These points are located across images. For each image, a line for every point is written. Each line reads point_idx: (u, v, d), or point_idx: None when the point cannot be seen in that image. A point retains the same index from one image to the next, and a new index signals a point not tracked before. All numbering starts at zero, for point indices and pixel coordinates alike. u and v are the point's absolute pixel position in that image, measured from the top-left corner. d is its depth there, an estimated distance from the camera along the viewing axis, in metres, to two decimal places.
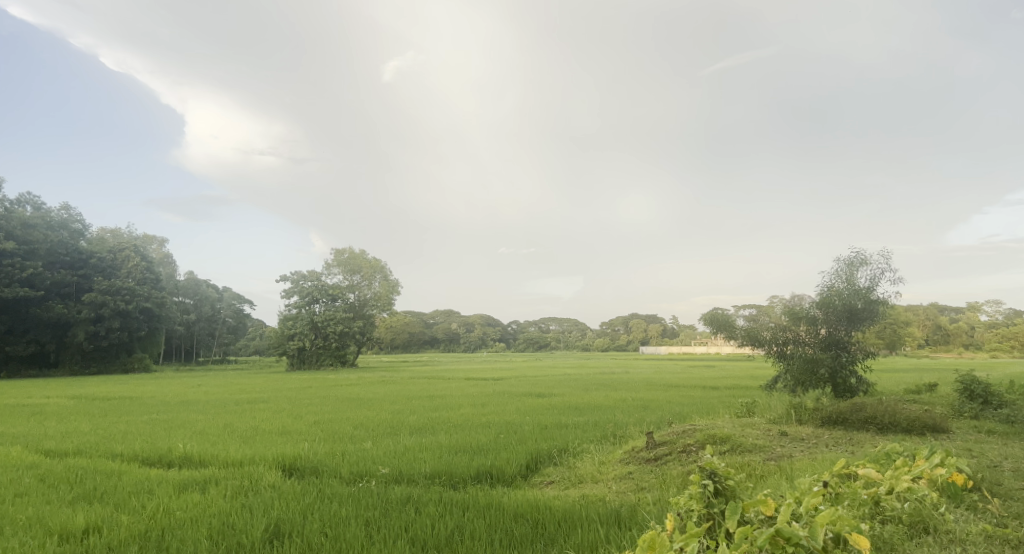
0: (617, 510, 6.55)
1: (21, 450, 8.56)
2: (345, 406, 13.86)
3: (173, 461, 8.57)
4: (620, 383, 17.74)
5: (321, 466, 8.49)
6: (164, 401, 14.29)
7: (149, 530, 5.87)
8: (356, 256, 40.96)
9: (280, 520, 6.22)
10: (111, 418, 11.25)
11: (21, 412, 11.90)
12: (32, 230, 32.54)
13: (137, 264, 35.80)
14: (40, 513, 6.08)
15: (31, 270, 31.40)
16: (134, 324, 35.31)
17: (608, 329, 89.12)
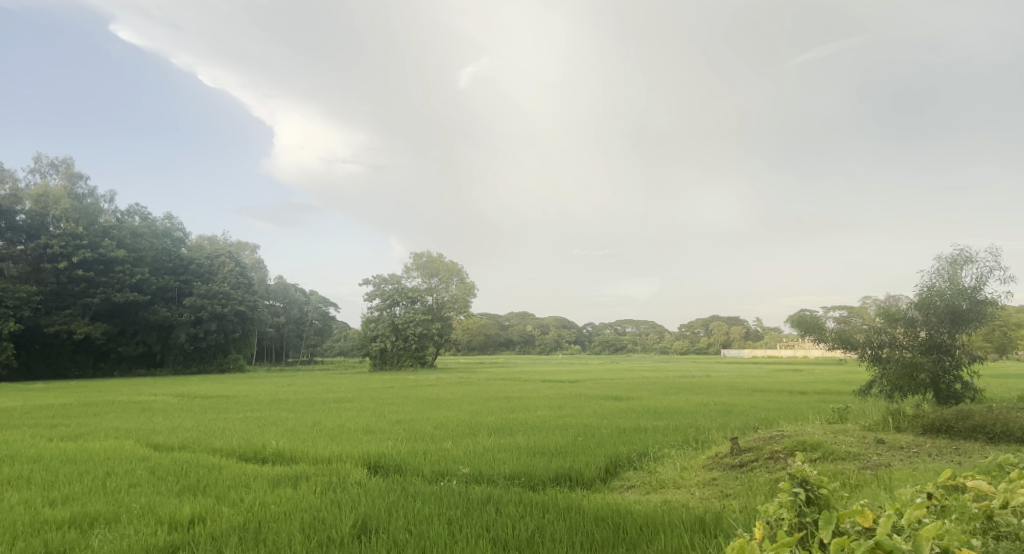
0: (701, 516, 6.42)
1: (134, 444, 9.25)
2: (426, 406, 14.18)
3: (267, 457, 9.02)
4: (701, 386, 17.37)
5: (404, 464, 8.74)
6: (258, 399, 15.01)
7: (247, 522, 6.20)
8: (434, 260, 41.88)
9: (367, 517, 6.43)
10: (210, 415, 11.93)
11: (132, 408, 12.80)
12: (140, 239, 35.53)
13: (231, 270, 37.70)
14: (152, 503, 6.53)
15: (139, 276, 33.82)
16: (230, 327, 37.14)
17: (687, 331, 87.32)
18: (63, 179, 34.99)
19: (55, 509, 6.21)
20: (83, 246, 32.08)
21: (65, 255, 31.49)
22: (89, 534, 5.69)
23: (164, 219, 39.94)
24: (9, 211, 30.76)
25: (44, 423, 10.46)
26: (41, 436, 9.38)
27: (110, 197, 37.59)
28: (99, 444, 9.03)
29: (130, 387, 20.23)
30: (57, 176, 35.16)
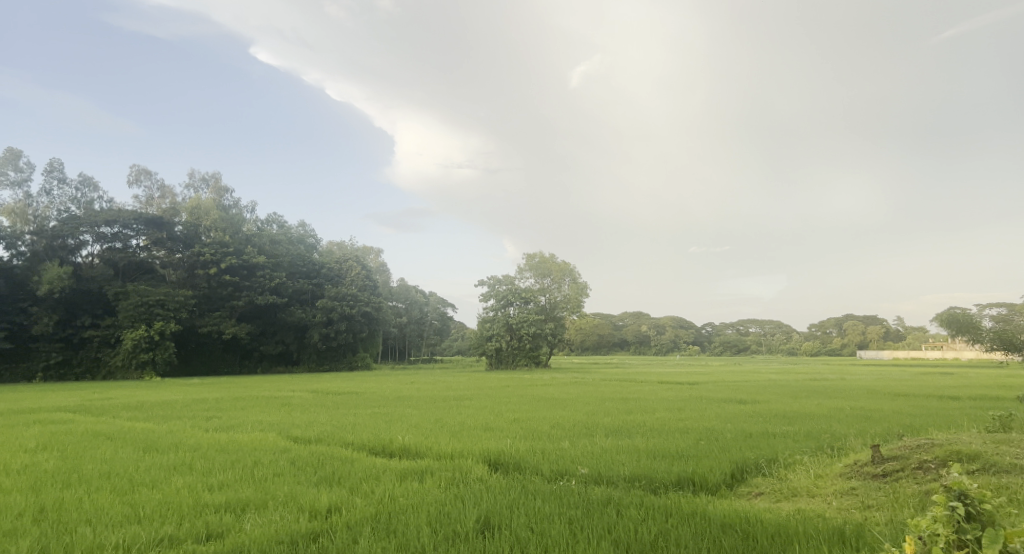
0: (839, 527, 6.04)
1: (276, 436, 9.99)
2: (543, 406, 14.26)
3: (395, 451, 9.43)
4: (835, 390, 16.27)
5: (524, 462, 8.84)
6: (384, 396, 15.74)
7: (378, 513, 6.49)
8: (546, 260, 42.33)
9: (490, 513, 6.55)
10: (341, 410, 12.63)
11: (273, 403, 13.81)
12: (278, 246, 38.98)
13: (358, 273, 39.74)
14: (294, 491, 7.02)
15: (277, 280, 36.51)
16: (358, 327, 38.77)
17: (818, 331, 82.31)
18: (212, 193, 38.63)
19: (214, 493, 6.81)
20: (230, 253, 35.39)
21: (214, 262, 34.72)
22: (242, 517, 6.17)
23: (298, 227, 43.26)
24: (169, 224, 34.60)
25: (201, 415, 11.52)
26: (198, 426, 10.34)
27: (251, 209, 41.17)
28: (247, 435, 9.82)
29: (273, 383, 21.93)
30: (207, 190, 38.81)
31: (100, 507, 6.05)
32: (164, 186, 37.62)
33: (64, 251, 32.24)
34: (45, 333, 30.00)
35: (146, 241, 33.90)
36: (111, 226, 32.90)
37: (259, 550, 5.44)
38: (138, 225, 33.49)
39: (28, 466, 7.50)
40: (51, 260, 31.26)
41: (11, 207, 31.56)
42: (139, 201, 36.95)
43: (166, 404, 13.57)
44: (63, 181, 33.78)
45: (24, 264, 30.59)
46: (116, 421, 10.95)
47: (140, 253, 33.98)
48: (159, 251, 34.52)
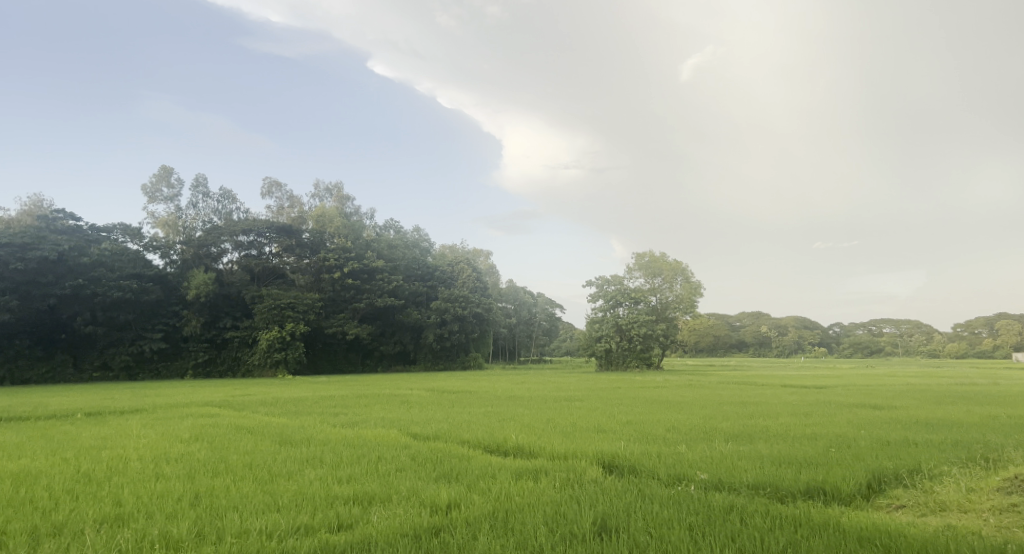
0: (997, 548, 5.45)
1: (397, 432, 10.41)
2: (657, 408, 13.92)
3: (509, 450, 9.53)
4: (988, 397, 14.71)
5: (640, 465, 8.65)
6: (498, 395, 15.99)
7: (495, 511, 6.55)
8: (656, 260, 41.49)
9: (607, 516, 6.46)
10: (456, 409, 12.94)
11: (393, 400, 14.39)
12: (395, 250, 40.65)
13: (469, 275, 40.64)
14: (416, 486, 7.25)
15: (394, 283, 38.11)
16: (469, 328, 39.65)
17: (965, 333, 74.98)
18: (335, 202, 40.96)
19: (343, 485, 7.16)
20: (351, 258, 37.36)
21: (338, 266, 36.80)
22: (368, 510, 6.42)
23: (413, 232, 45.15)
24: (298, 231, 37.06)
25: (328, 411, 12.20)
26: (326, 422, 10.96)
27: (370, 216, 43.35)
28: (370, 431, 10.29)
29: (396, 382, 22.91)
30: (331, 199, 41.16)
31: (244, 495, 6.53)
32: (293, 197, 40.24)
33: (209, 258, 35.36)
34: (194, 334, 33.00)
35: (278, 248, 36.49)
36: (247, 235, 35.72)
37: (386, 541, 5.62)
38: (271, 233, 36.02)
39: (184, 454, 8.25)
40: (198, 266, 34.56)
41: (164, 220, 35.03)
42: (271, 211, 39.79)
43: (298, 401, 14.49)
44: (207, 195, 36.99)
45: (176, 271, 34.19)
46: (254, 416, 11.83)
47: (273, 259, 36.60)
48: (289, 257, 37.04)
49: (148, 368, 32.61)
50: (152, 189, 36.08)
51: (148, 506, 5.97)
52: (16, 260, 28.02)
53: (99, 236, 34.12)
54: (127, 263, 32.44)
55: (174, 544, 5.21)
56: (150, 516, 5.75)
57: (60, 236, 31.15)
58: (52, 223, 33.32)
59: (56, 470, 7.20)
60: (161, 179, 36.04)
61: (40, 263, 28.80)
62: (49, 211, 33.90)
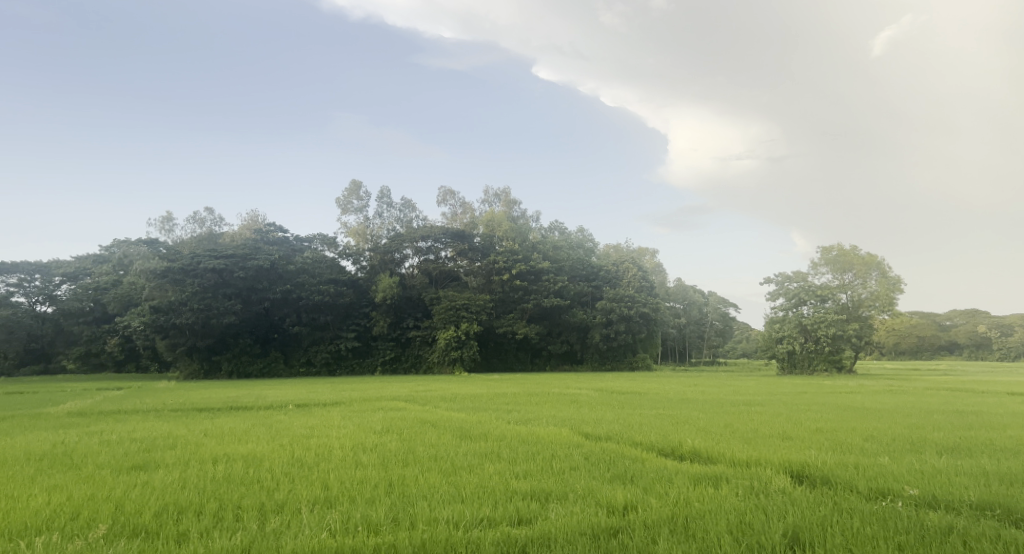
0: None
1: (569, 431, 10.47)
2: (849, 415, 12.70)
3: (684, 454, 9.18)
4: None
5: (835, 476, 7.91)
6: (669, 397, 15.55)
7: (674, 516, 6.31)
8: (846, 253, 37.93)
9: (799, 528, 6.00)
10: (627, 410, 12.76)
11: (563, 399, 14.54)
12: (561, 251, 41.26)
13: (635, 274, 39.84)
14: (592, 487, 7.19)
15: (559, 283, 38.53)
16: (636, 327, 38.69)
17: None
18: (504, 206, 42.38)
19: (520, 481, 7.33)
20: (519, 260, 38.52)
21: (506, 268, 38.11)
22: (546, 506, 6.50)
23: (577, 233, 45.62)
24: (470, 236, 38.88)
25: (502, 408, 12.60)
26: (502, 418, 11.32)
27: (537, 218, 44.43)
28: (542, 429, 10.47)
29: (566, 381, 23.22)
30: (499, 204, 42.68)
31: (431, 486, 6.93)
32: (466, 203, 42.28)
33: (393, 263, 38.29)
34: (381, 334, 35.92)
35: (452, 252, 38.53)
36: (426, 240, 38.12)
37: (566, 539, 5.62)
38: (446, 239, 38.15)
39: (377, 445, 8.95)
40: (384, 271, 37.57)
41: (354, 229, 38.55)
42: (446, 218, 42.15)
43: (474, 397, 15.16)
44: (390, 205, 40.06)
45: (365, 275, 37.57)
46: (436, 410, 12.55)
47: (449, 263, 38.72)
48: (462, 261, 38.99)
49: (344, 364, 35.95)
50: (345, 201, 39.77)
51: (350, 491, 6.54)
52: (240, 269, 32.46)
53: (302, 246, 38.47)
54: (325, 269, 36.14)
55: (373, 527, 5.64)
56: (354, 500, 6.30)
57: (272, 248, 35.54)
58: (266, 236, 38.10)
59: (275, 454, 8.15)
60: (352, 193, 39.66)
61: (256, 271, 33.12)
62: (263, 225, 38.93)
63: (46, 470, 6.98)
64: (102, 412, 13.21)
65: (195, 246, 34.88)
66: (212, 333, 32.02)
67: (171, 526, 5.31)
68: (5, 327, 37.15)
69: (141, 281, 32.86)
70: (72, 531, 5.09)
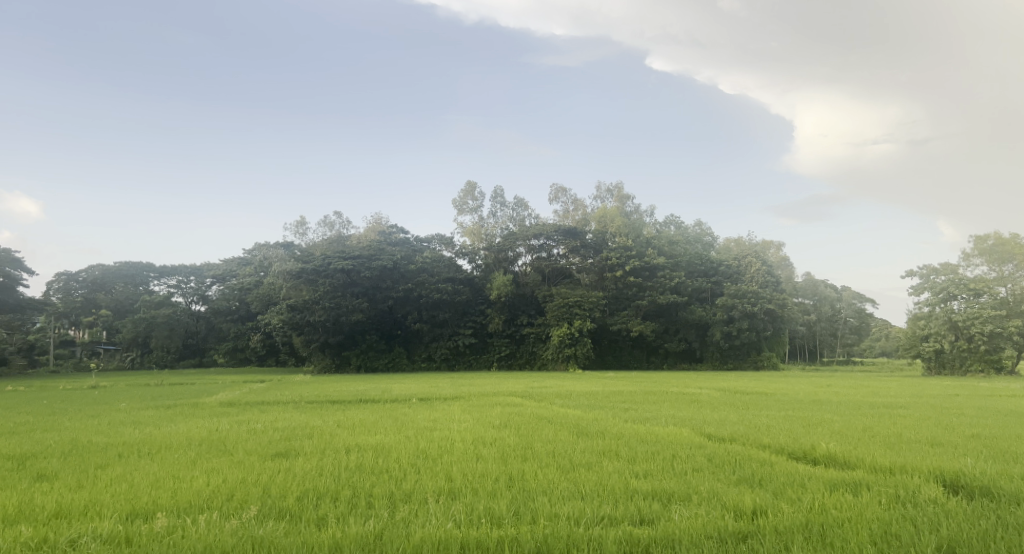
0: None
1: (690, 431, 10.16)
2: (1013, 421, 11.38)
3: (818, 459, 8.63)
4: None
5: (997, 488, 7.12)
6: (798, 398, 14.70)
7: (810, 523, 5.95)
8: (1005, 242, 34.15)
9: (953, 542, 5.48)
10: (752, 410, 12.21)
11: (684, 398, 14.12)
12: (677, 246, 40.00)
13: (759, 269, 37.85)
14: (717, 489, 6.92)
15: (677, 279, 37.43)
16: (761, 325, 36.51)
17: None
18: (617, 202, 41.80)
19: (640, 480, 7.19)
20: (633, 256, 37.85)
21: (621, 265, 37.62)
22: (669, 507, 6.34)
23: (695, 226, 44.21)
24: (583, 232, 38.65)
25: (620, 406, 12.46)
26: (618, 417, 11.17)
27: (651, 213, 43.51)
28: (662, 429, 10.22)
29: (686, 380, 22.54)
30: (612, 199, 42.15)
31: (550, 481, 6.97)
32: (578, 200, 42.16)
33: (507, 262, 38.94)
34: (497, 330, 36.62)
35: (565, 249, 38.50)
36: (538, 238, 38.31)
37: (692, 542, 5.46)
38: (558, 236, 38.08)
39: (496, 439, 9.13)
40: (498, 269, 38.32)
41: (470, 229, 39.61)
42: (558, 216, 42.31)
43: (591, 395, 15.06)
44: (504, 204, 40.71)
45: (481, 274, 38.56)
46: (553, 407, 12.59)
47: (561, 260, 38.80)
48: (575, 258, 38.89)
49: (462, 360, 36.99)
50: (461, 202, 40.91)
51: (472, 484, 6.71)
52: (366, 269, 34.16)
53: (421, 246, 40.00)
54: (444, 268, 37.32)
55: (496, 519, 5.77)
56: (477, 493, 6.46)
57: (395, 248, 37.22)
58: (388, 237, 39.97)
59: (402, 446, 8.53)
60: (467, 194, 40.69)
61: (381, 271, 34.84)
62: (386, 228, 40.87)
63: (204, 454, 7.70)
64: (248, 403, 14.42)
65: (325, 248, 37.19)
66: (342, 330, 34.05)
67: (312, 510, 5.70)
68: (167, 325, 42.34)
69: (280, 281, 35.60)
70: (227, 511, 5.58)
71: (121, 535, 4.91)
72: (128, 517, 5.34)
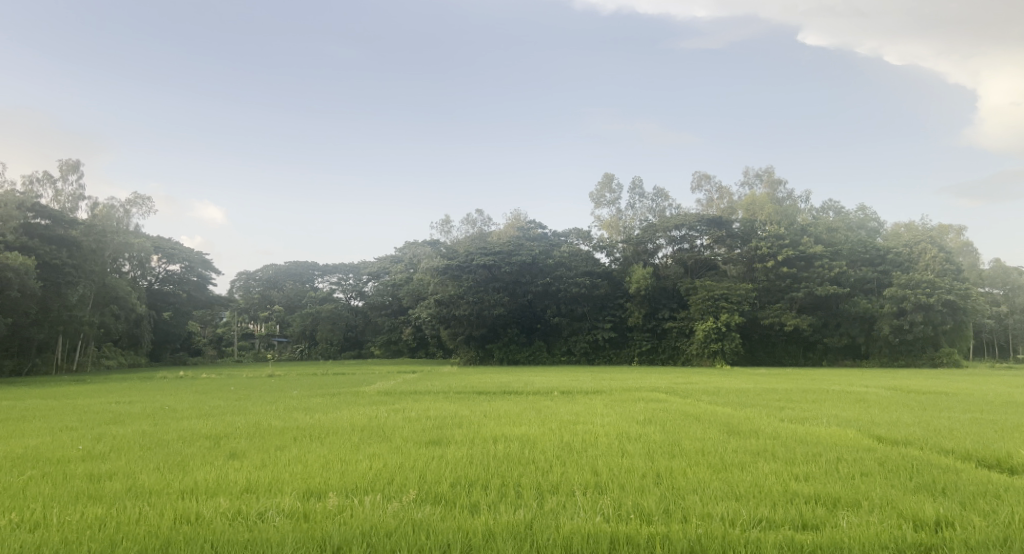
0: None
1: (857, 433, 9.37)
2: None
3: (1015, 469, 7.60)
4: None
5: None
6: (989, 399, 12.99)
7: (1008, 539, 5.24)
8: None
9: None
10: (929, 412, 11.00)
11: (849, 398, 13.01)
12: (836, 233, 37.00)
13: (935, 256, 34.03)
14: (891, 496, 6.30)
15: (837, 269, 34.60)
16: (938, 318, 32.79)
17: None
18: (766, 187, 39.46)
19: (802, 484, 6.72)
20: (786, 245, 35.58)
21: (772, 255, 35.59)
22: (835, 512, 5.88)
23: (857, 211, 40.70)
24: (728, 222, 36.79)
25: (775, 405, 11.74)
26: (773, 415, 10.57)
27: (806, 198, 40.63)
28: (823, 429, 9.50)
29: (852, 377, 20.72)
30: (761, 185, 39.83)
31: (700, 480, 6.72)
32: (722, 187, 40.39)
33: (646, 254, 38.14)
34: (638, 324, 35.97)
35: (709, 240, 37.08)
36: (680, 229, 37.17)
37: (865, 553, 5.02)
38: (702, 226, 36.78)
39: (641, 435, 8.98)
40: (638, 262, 37.63)
41: (608, 222, 39.38)
42: (702, 205, 40.79)
43: (742, 391, 14.35)
44: (643, 195, 39.94)
45: (619, 267, 38.02)
46: (701, 404, 12.14)
47: (705, 252, 37.43)
48: (720, 248, 37.33)
49: (602, 354, 36.80)
50: (598, 195, 40.63)
51: (619, 478, 6.64)
52: (506, 264, 35.16)
53: (560, 240, 40.30)
54: (582, 261, 37.16)
55: (646, 516, 5.66)
56: (623, 488, 6.38)
57: (534, 243, 37.74)
58: (527, 233, 40.67)
59: (547, 438, 8.62)
60: (604, 186, 40.38)
61: (520, 266, 35.56)
62: (525, 224, 41.55)
63: (366, 440, 8.26)
64: (403, 393, 15.29)
65: (469, 245, 38.61)
66: (485, 323, 35.27)
67: (465, 497, 5.92)
68: (330, 319, 46.40)
69: (427, 277, 37.48)
70: (389, 494, 5.93)
71: (300, 511, 5.39)
72: (304, 494, 5.85)
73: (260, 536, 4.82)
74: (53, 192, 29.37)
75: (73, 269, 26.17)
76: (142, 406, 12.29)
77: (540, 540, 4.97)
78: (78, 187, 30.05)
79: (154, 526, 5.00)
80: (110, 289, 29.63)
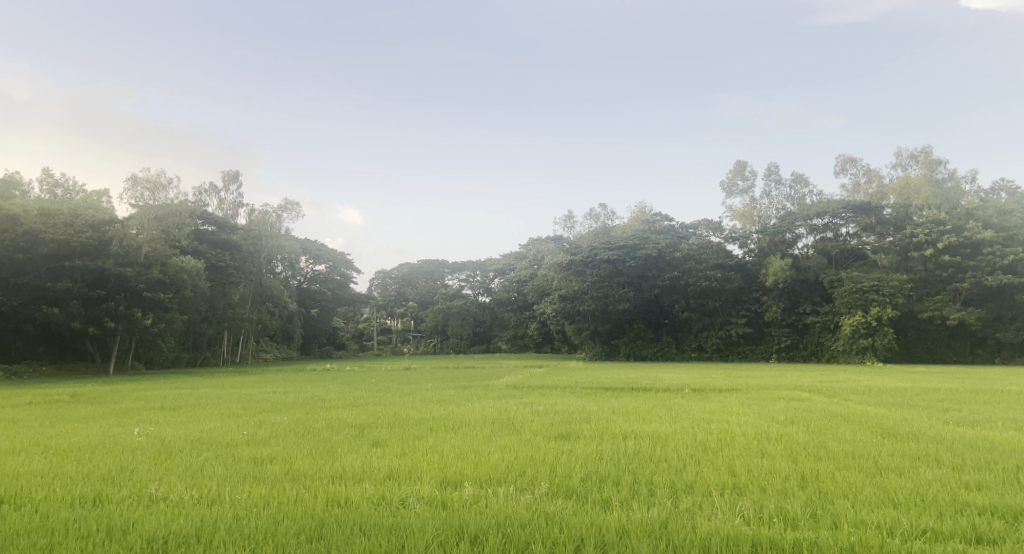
0: None
1: None
2: None
3: None
4: None
5: None
6: None
7: None
8: None
9: None
10: None
11: None
12: (1010, 217, 32.89)
13: None
14: None
15: (1011, 256, 30.77)
16: None
17: None
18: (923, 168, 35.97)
19: (972, 493, 6.04)
20: (947, 232, 32.19)
21: (930, 242, 32.36)
22: (1016, 527, 5.22)
23: None
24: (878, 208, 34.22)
25: (939, 406, 10.61)
26: (936, 418, 9.58)
27: (971, 179, 36.52)
28: (999, 434, 8.46)
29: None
30: (917, 166, 36.31)
31: (852, 485, 6.23)
32: (871, 170, 37.28)
33: (784, 245, 36.04)
34: (776, 319, 34.13)
35: (856, 228, 34.39)
36: (823, 217, 34.81)
37: None
38: (848, 213, 34.26)
39: (783, 435, 8.48)
40: (775, 253, 35.60)
41: (741, 212, 37.98)
42: (847, 190, 37.96)
43: (899, 391, 13.10)
44: (779, 182, 37.77)
45: (754, 259, 36.13)
46: (851, 404, 11.23)
47: (852, 241, 34.68)
48: (869, 237, 34.46)
49: (736, 350, 35.26)
50: (730, 184, 38.91)
51: (760, 480, 6.31)
52: (630, 259, 34.70)
53: (688, 233, 39.08)
54: (713, 254, 35.78)
55: (790, 520, 5.34)
56: (764, 490, 6.06)
57: (661, 237, 36.80)
58: (653, 226, 39.83)
59: (679, 436, 8.36)
60: (737, 174, 38.60)
61: (646, 260, 34.93)
62: (652, 217, 40.70)
63: (497, 432, 8.45)
64: (532, 387, 15.52)
65: (593, 240, 38.42)
66: (610, 319, 35.07)
67: (596, 492, 5.88)
68: (460, 315, 48.41)
69: (552, 273, 37.78)
70: (521, 486, 6.03)
71: (438, 499, 5.60)
72: (441, 484, 6.07)
73: (402, 522, 5.06)
74: (218, 201, 32.56)
75: (234, 271, 28.89)
76: (296, 396, 13.37)
77: (676, 540, 4.83)
78: (238, 196, 33.08)
79: (310, 507, 5.41)
80: (267, 289, 32.47)
